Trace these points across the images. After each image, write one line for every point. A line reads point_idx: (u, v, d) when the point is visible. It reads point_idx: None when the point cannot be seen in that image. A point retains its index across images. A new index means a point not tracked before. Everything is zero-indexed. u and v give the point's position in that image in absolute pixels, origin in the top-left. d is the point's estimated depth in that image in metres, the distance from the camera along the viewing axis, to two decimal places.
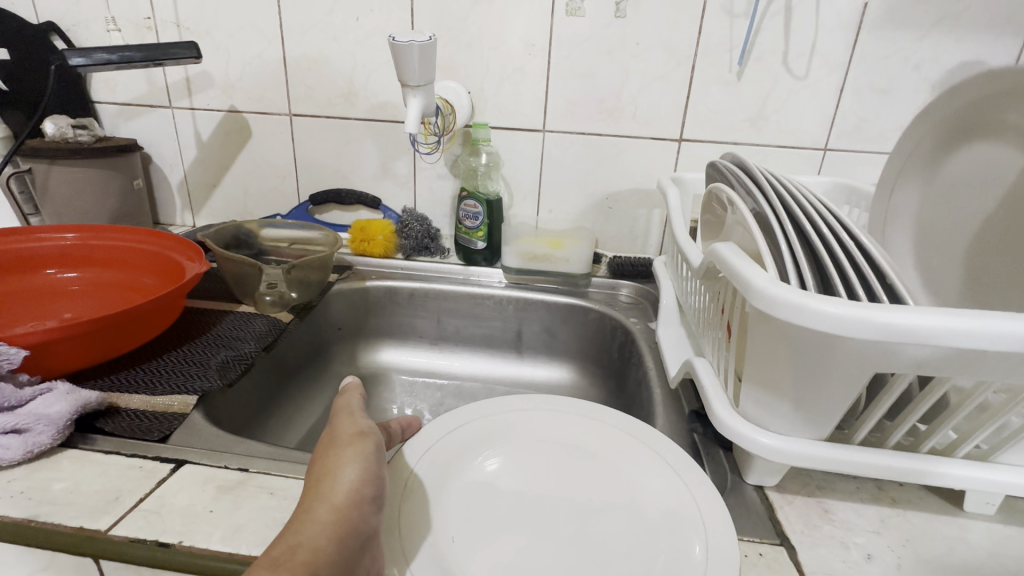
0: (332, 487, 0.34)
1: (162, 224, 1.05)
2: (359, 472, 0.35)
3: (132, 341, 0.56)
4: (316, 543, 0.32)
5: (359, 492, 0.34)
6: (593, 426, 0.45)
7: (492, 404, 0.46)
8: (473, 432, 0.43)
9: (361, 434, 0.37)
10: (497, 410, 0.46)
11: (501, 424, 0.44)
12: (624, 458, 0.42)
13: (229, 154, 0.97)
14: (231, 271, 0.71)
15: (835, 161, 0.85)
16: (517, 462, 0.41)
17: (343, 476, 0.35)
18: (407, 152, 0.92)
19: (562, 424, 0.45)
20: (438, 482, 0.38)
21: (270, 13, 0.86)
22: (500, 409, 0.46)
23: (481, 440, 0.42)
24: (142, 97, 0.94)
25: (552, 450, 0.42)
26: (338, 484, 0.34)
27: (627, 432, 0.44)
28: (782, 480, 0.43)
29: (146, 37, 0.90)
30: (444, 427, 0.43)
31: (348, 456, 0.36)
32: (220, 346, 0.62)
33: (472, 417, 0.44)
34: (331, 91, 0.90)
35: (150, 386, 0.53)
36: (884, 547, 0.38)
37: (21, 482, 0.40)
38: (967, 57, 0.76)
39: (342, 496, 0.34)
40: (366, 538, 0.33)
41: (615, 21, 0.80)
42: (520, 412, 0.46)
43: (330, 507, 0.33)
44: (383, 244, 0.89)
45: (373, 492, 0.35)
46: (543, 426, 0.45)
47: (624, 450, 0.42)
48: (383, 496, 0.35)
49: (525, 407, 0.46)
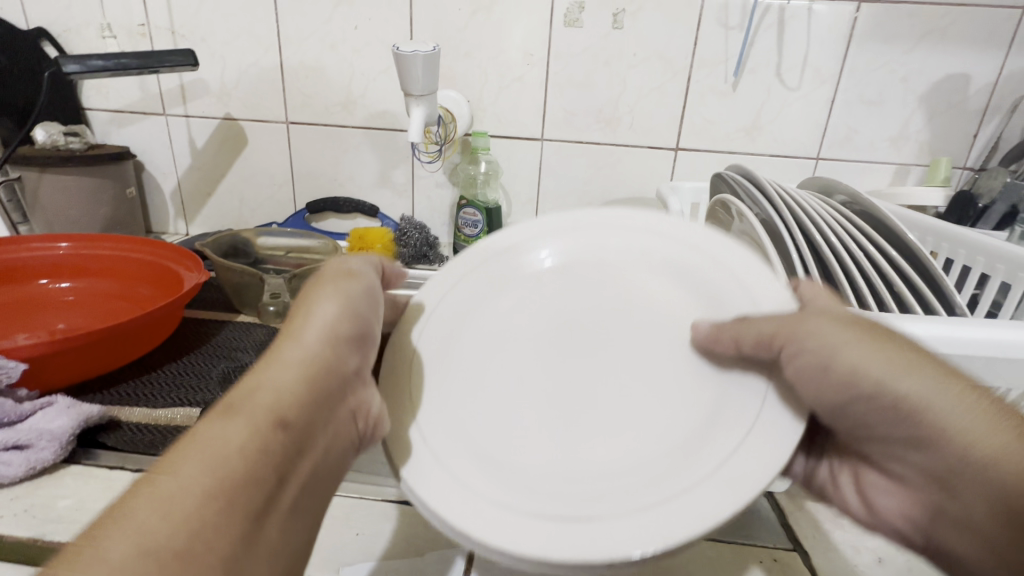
0: (313, 319, 0.32)
1: (155, 232, 1.03)
2: (337, 309, 0.33)
3: (131, 353, 0.56)
4: (282, 382, 0.28)
5: (336, 328, 0.32)
6: (603, 263, 0.42)
7: (492, 256, 0.42)
8: (464, 300, 0.40)
9: (349, 274, 0.36)
10: (495, 265, 0.42)
11: (522, 295, 0.41)
12: (710, 309, 0.37)
13: (224, 161, 0.96)
14: (229, 281, 0.70)
15: (828, 170, 0.87)
16: (507, 333, 0.39)
17: (321, 310, 0.32)
18: (406, 160, 0.92)
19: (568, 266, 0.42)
20: (444, 373, 0.36)
21: (268, 21, 0.86)
22: (508, 255, 0.42)
23: (491, 312, 0.40)
24: (134, 104, 0.93)
25: (553, 311, 0.40)
26: (315, 319, 0.32)
27: (643, 259, 0.42)
28: (792, 487, 0.44)
29: (140, 44, 0.89)
30: (440, 287, 0.40)
31: (327, 291, 0.34)
32: (220, 357, 0.61)
33: (478, 261, 0.42)
34: (329, 99, 0.90)
35: (151, 399, 0.52)
36: (895, 551, 0.38)
37: (25, 500, 0.39)
38: (951, 70, 0.79)
39: (316, 340, 0.31)
40: (341, 380, 0.31)
41: (612, 32, 0.82)
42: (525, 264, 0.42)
43: (303, 353, 0.30)
44: (382, 253, 0.89)
45: (352, 333, 0.33)
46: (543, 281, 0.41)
47: (638, 295, 0.40)
48: (361, 336, 0.33)
49: (551, 266, 0.43)
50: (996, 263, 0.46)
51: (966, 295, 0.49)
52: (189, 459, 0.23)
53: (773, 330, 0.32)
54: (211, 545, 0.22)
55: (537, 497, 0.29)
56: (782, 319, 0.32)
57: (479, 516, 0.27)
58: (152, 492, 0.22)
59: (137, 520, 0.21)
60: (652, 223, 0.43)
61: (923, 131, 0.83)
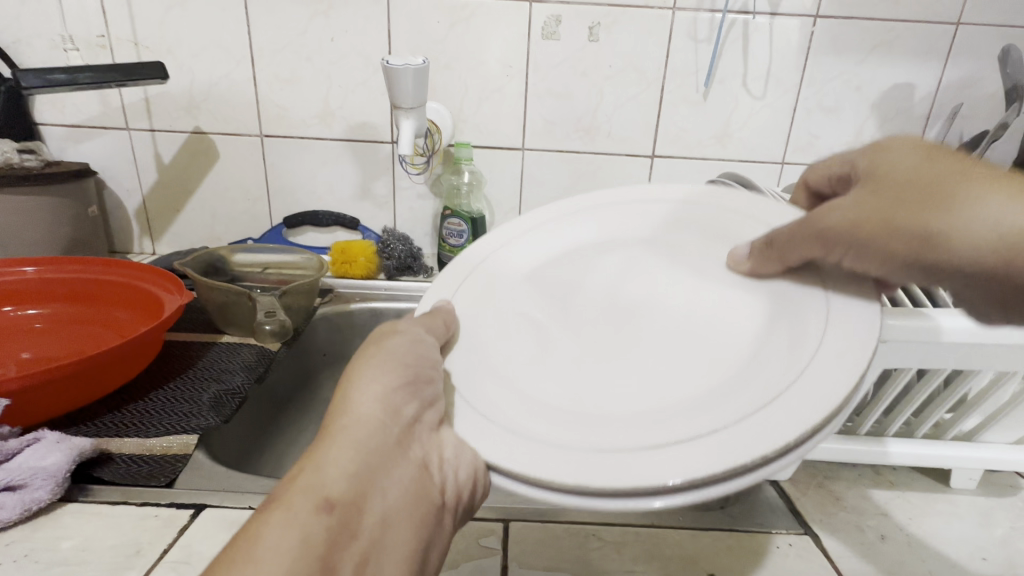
0: (363, 387, 0.36)
1: (118, 253, 0.98)
2: (382, 382, 0.36)
3: (115, 381, 0.53)
4: (337, 465, 0.31)
5: (383, 400, 0.36)
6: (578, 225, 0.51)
7: (491, 245, 0.50)
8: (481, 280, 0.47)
9: (393, 330, 0.39)
10: (493, 253, 0.49)
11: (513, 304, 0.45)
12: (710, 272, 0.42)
13: (193, 177, 0.93)
14: (213, 300, 0.67)
15: (792, 174, 0.92)
16: (521, 297, 0.46)
17: (369, 384, 0.36)
18: (387, 172, 0.92)
19: (545, 233, 0.51)
20: (477, 361, 0.39)
21: (240, 33, 0.84)
22: (507, 240, 0.51)
23: (501, 316, 0.44)
24: (93, 119, 0.88)
25: (550, 275, 0.47)
26: (362, 395, 0.35)
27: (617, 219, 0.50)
28: (793, 474, 0.46)
29: (100, 56, 0.85)
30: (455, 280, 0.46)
31: (370, 363, 0.37)
32: (209, 380, 0.59)
33: (465, 271, 0.47)
34: (305, 112, 0.88)
35: (143, 428, 0.49)
36: (892, 527, 0.41)
37: (21, 544, 0.37)
38: (899, 80, 0.85)
39: (365, 412, 0.35)
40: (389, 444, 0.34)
41: (588, 44, 0.84)
42: (515, 242, 0.50)
43: (353, 422, 0.34)
44: (366, 265, 0.87)
45: (399, 391, 0.36)
46: (530, 251, 0.50)
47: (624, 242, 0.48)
48: (415, 386, 0.37)
49: (530, 254, 0.50)
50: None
51: None
52: (265, 545, 0.27)
53: (803, 250, 0.36)
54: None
55: (596, 437, 0.32)
56: (799, 226, 0.35)
57: (555, 466, 0.30)
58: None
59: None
60: (605, 198, 0.52)
61: (876, 136, 0.89)
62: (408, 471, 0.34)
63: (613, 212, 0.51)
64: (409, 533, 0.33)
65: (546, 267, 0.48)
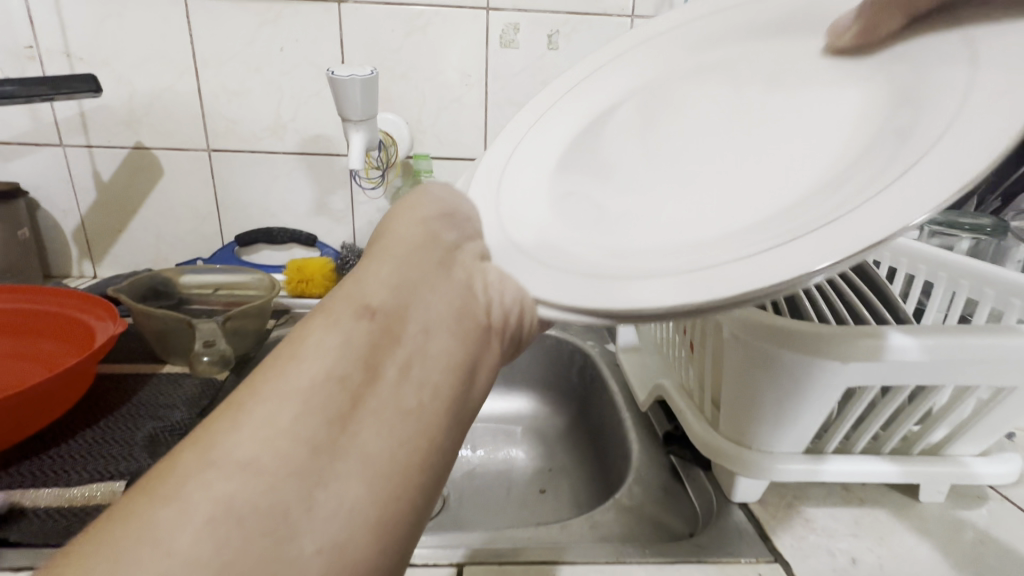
0: (403, 214, 0.36)
1: (55, 277, 0.91)
2: (422, 210, 0.36)
3: (35, 423, 0.48)
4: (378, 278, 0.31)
5: (425, 226, 0.35)
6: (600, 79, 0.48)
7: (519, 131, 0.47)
8: (522, 157, 0.44)
9: (417, 185, 0.40)
10: (522, 137, 0.46)
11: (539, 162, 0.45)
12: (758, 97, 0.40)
13: (136, 195, 0.87)
14: (151, 327, 0.63)
15: None
16: (572, 160, 0.42)
17: (405, 217, 0.36)
18: (344, 185, 0.88)
19: (569, 95, 0.48)
20: (559, 218, 0.38)
21: (182, 43, 0.80)
22: (529, 119, 0.47)
23: (559, 175, 0.41)
24: (23, 135, 0.83)
25: (594, 127, 0.44)
26: (402, 221, 0.35)
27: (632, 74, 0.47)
28: (763, 495, 0.45)
29: (28, 69, 0.79)
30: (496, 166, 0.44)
31: (402, 207, 0.37)
32: (145, 417, 0.54)
33: (505, 156, 0.44)
34: (255, 124, 0.84)
35: (62, 477, 0.45)
36: (864, 548, 0.40)
37: None
38: None
39: (408, 233, 0.35)
40: (438, 262, 0.34)
41: (547, 52, 0.83)
42: (542, 119, 0.47)
43: (395, 242, 0.34)
44: (323, 283, 0.83)
45: (439, 225, 0.35)
46: (563, 113, 0.47)
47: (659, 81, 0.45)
48: (450, 224, 0.36)
49: (570, 116, 0.47)
50: (939, 271, 0.50)
51: (911, 299, 0.53)
52: (308, 352, 0.27)
53: None
54: (324, 423, 0.25)
55: (710, 257, 0.29)
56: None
57: (664, 291, 0.28)
58: (278, 381, 0.26)
59: (265, 407, 0.25)
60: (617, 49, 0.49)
61: None
62: (450, 292, 0.33)
63: (648, 51, 0.48)
64: (453, 343, 0.31)
65: (595, 123, 0.45)
